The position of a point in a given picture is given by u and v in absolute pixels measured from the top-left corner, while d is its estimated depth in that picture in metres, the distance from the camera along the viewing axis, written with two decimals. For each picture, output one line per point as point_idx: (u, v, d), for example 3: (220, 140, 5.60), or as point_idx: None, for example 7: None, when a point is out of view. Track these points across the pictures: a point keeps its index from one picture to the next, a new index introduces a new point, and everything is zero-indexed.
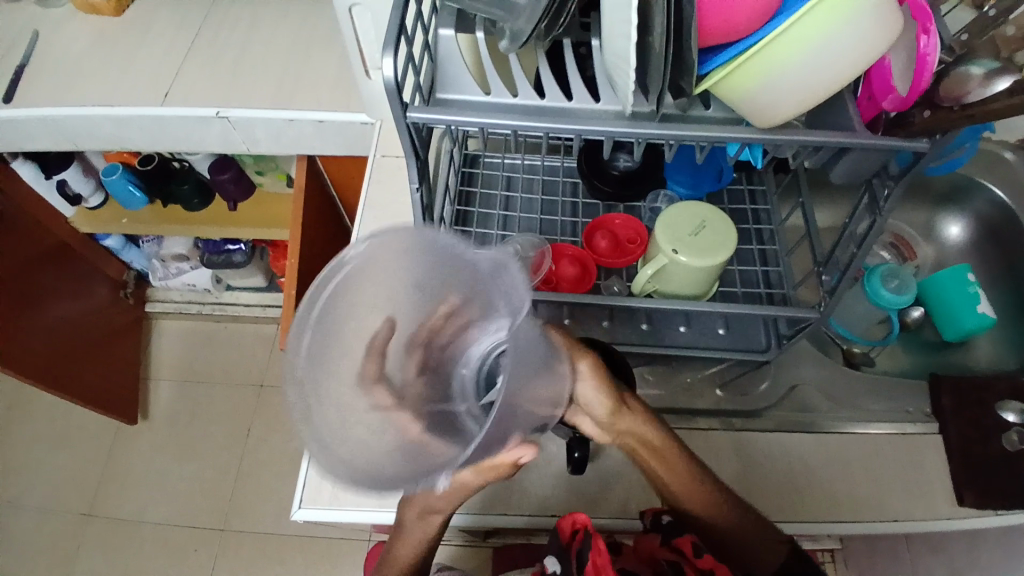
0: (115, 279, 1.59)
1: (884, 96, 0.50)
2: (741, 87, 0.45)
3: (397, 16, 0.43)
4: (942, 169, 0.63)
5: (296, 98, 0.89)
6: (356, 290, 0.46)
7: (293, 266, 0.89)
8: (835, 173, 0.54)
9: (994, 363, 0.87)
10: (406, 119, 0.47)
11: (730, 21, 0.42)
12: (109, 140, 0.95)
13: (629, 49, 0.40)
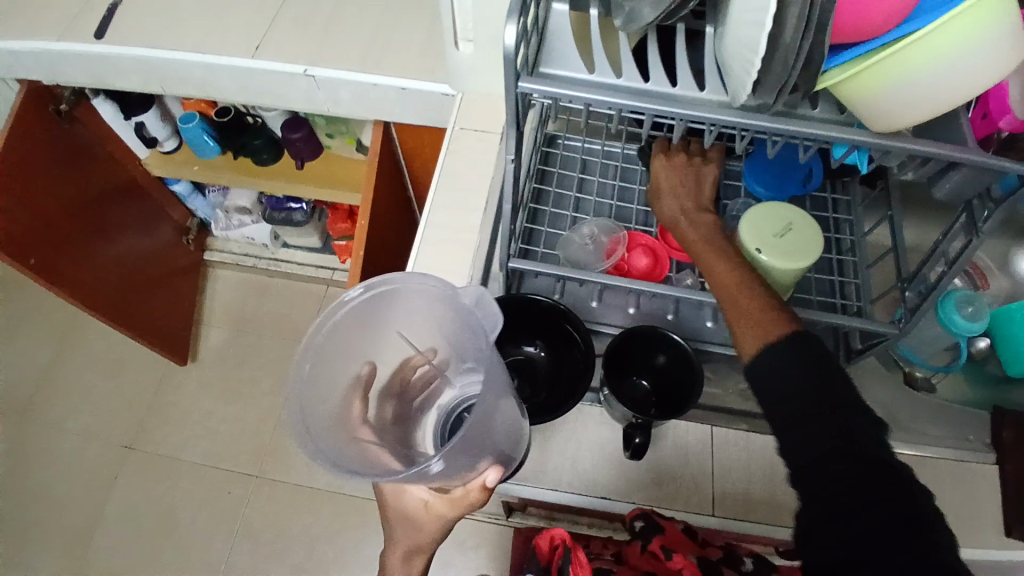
0: (180, 224, 1.65)
1: (1000, 117, 0.49)
2: (860, 88, 0.45)
3: None
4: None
5: (382, 63, 0.91)
6: (352, 329, 0.53)
7: (362, 228, 0.91)
8: (938, 189, 0.52)
9: None
10: (516, 89, 0.47)
11: (863, 22, 0.42)
12: (195, 87, 0.98)
13: (760, 39, 0.40)
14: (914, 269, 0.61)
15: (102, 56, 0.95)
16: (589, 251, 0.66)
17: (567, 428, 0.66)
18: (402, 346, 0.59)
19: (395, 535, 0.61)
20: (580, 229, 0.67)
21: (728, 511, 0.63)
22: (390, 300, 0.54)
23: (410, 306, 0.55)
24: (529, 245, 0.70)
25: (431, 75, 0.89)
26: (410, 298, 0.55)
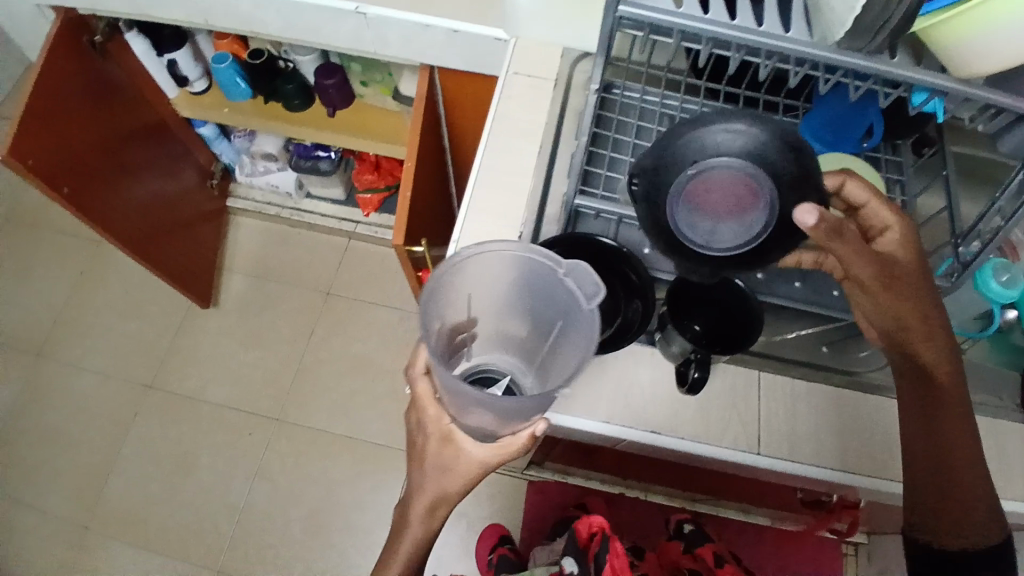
0: (204, 167, 1.64)
1: None
2: (956, 31, 0.46)
3: None
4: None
5: (434, 3, 0.90)
6: (447, 279, 0.53)
7: (410, 170, 0.92)
8: (1005, 142, 0.54)
9: None
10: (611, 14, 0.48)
11: None
12: (240, 20, 0.98)
13: None
14: (968, 225, 0.63)
15: None
16: None
17: (621, 366, 0.68)
18: (458, 308, 0.58)
19: (426, 481, 0.61)
20: None
21: (773, 450, 0.66)
22: (483, 261, 0.55)
23: (493, 272, 0.57)
24: (586, 187, 0.70)
25: (484, 18, 0.88)
26: (496, 267, 0.57)
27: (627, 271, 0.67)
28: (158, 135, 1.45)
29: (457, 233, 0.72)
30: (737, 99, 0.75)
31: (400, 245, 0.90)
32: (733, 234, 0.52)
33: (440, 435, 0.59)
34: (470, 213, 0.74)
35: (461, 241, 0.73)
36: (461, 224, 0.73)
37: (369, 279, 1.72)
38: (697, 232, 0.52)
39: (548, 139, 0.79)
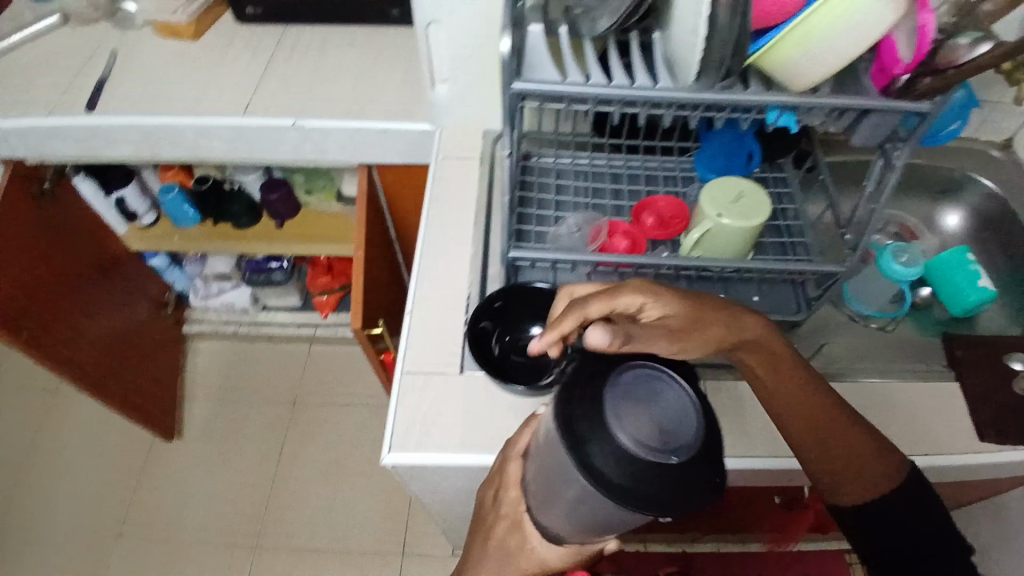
0: (157, 298, 1.66)
1: (893, 66, 0.56)
2: (774, 62, 0.57)
3: (510, 7, 0.54)
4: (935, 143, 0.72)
5: (365, 110, 1.00)
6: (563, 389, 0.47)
7: (360, 259, 0.97)
8: (856, 137, 0.62)
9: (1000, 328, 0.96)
10: (510, 90, 0.57)
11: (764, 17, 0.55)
12: (188, 151, 1.07)
13: (700, 27, 0.54)
14: (849, 215, 0.72)
15: (94, 126, 1.03)
16: (575, 238, 0.76)
17: None
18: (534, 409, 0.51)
19: (485, 565, 0.56)
20: (566, 221, 0.77)
21: (738, 451, 0.71)
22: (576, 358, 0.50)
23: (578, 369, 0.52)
24: (522, 242, 0.78)
25: (409, 116, 0.99)
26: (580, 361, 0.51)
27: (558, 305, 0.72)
28: (112, 271, 1.49)
29: (409, 303, 0.76)
30: (638, 151, 0.86)
31: (360, 330, 0.95)
32: (674, 403, 0.43)
33: (511, 534, 0.57)
34: (420, 284, 0.79)
35: (415, 310, 0.77)
36: (413, 295, 0.78)
37: (336, 381, 1.72)
38: (693, 416, 0.43)
39: (482, 207, 0.87)
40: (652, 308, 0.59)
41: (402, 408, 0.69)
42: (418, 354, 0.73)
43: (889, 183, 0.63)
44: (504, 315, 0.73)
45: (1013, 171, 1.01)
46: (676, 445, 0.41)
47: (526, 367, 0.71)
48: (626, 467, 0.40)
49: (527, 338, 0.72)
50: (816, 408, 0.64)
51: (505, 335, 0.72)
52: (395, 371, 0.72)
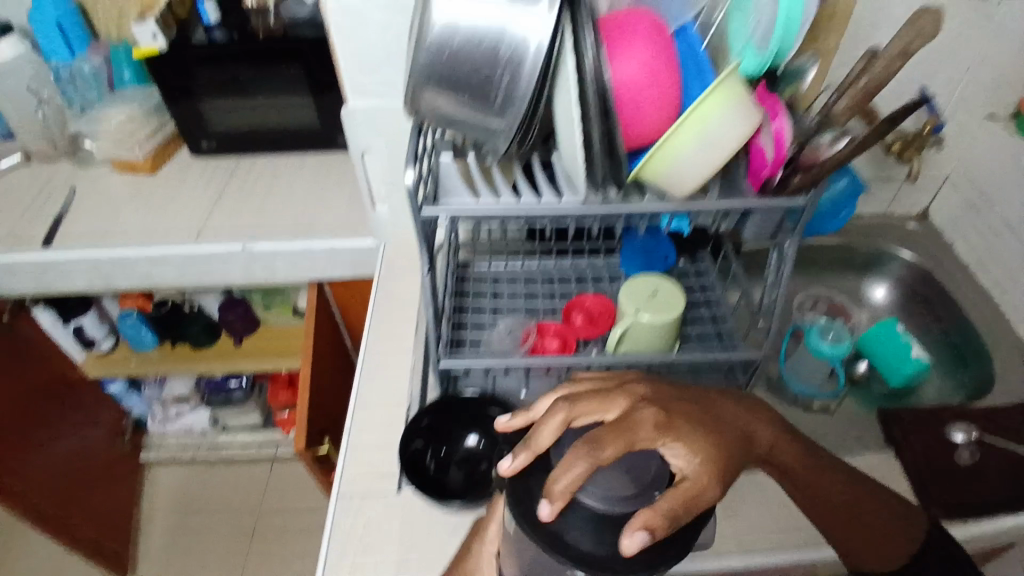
0: (115, 423, 1.62)
1: (762, 167, 0.59)
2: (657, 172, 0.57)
3: (414, 143, 0.60)
4: (828, 230, 0.74)
5: (312, 231, 1.06)
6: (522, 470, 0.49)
7: (305, 378, 0.99)
8: (746, 232, 0.66)
9: (941, 397, 0.97)
10: (420, 214, 0.61)
11: (640, 130, 0.55)
12: (141, 279, 1.10)
13: (577, 147, 0.54)
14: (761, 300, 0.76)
15: (50, 261, 1.07)
16: (507, 342, 0.78)
17: None
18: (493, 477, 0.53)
19: None
20: (498, 325, 0.80)
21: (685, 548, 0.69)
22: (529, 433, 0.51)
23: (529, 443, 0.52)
24: (457, 348, 0.79)
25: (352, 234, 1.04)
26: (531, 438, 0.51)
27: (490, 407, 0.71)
28: (68, 399, 1.46)
29: (349, 419, 0.77)
30: (567, 253, 0.92)
31: (302, 451, 0.95)
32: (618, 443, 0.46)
33: None
34: (360, 398, 0.80)
35: (355, 425, 0.77)
36: (353, 411, 0.79)
37: (298, 499, 1.67)
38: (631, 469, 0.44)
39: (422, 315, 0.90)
40: (676, 446, 0.48)
41: (337, 531, 0.68)
42: (357, 471, 0.73)
43: (783, 271, 0.67)
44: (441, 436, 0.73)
45: (927, 244, 1.07)
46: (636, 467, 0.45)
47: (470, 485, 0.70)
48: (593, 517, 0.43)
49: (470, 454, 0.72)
50: (843, 494, 0.61)
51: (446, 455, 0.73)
52: (331, 491, 0.71)
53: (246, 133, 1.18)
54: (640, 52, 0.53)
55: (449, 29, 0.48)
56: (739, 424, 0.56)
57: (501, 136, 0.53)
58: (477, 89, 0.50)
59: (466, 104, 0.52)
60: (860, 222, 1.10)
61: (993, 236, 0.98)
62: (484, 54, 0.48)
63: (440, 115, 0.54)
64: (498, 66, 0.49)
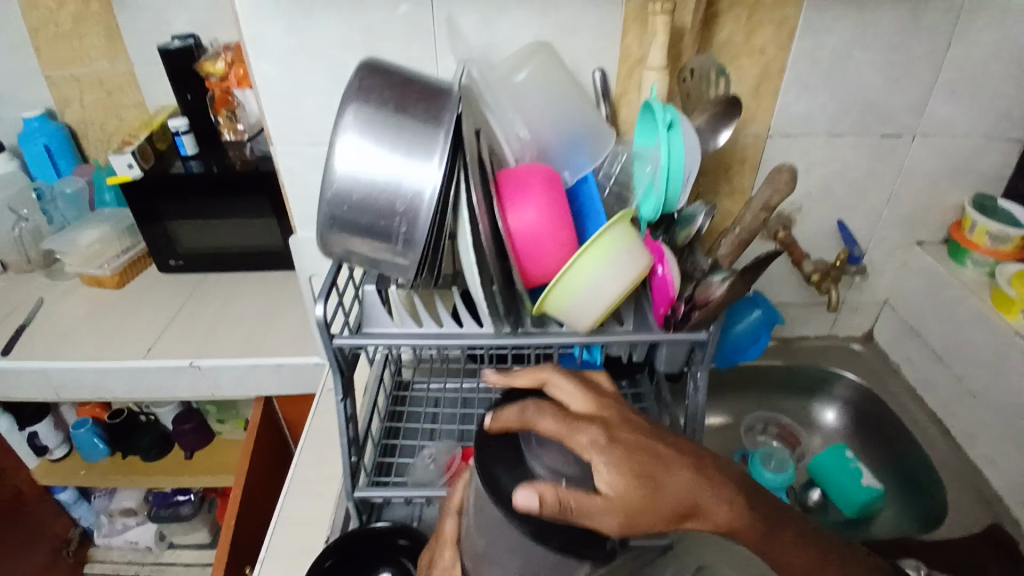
0: (60, 537, 1.53)
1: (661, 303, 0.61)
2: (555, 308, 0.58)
3: (331, 278, 0.62)
4: (742, 359, 0.75)
5: (262, 348, 1.08)
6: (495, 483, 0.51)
7: (233, 500, 0.98)
8: (659, 362, 0.66)
9: (897, 529, 0.92)
10: (332, 345, 0.62)
11: (538, 266, 0.58)
12: (87, 391, 1.09)
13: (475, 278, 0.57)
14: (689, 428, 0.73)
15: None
16: (431, 470, 0.75)
17: None
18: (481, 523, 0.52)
19: None
20: (423, 451, 0.78)
21: None
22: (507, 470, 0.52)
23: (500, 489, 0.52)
24: (382, 477, 0.77)
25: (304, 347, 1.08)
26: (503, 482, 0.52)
27: (400, 541, 0.67)
28: (16, 510, 1.38)
29: (262, 552, 0.74)
30: (508, 374, 0.92)
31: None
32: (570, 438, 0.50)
33: None
34: (278, 529, 0.77)
35: (267, 559, 0.74)
36: (267, 543, 0.75)
37: None
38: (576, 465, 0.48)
39: None
40: (604, 468, 0.44)
41: None
42: None
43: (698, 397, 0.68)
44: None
45: (872, 365, 1.05)
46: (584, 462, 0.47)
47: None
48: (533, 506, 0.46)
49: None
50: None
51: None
52: None
53: (213, 251, 1.24)
54: (532, 202, 0.57)
55: (349, 179, 0.52)
56: (695, 485, 0.47)
57: (406, 271, 0.55)
58: (380, 230, 0.53)
59: (371, 244, 0.55)
60: (803, 345, 1.08)
61: (933, 358, 0.96)
62: (382, 200, 0.52)
63: (350, 255, 0.57)
64: (396, 210, 0.52)
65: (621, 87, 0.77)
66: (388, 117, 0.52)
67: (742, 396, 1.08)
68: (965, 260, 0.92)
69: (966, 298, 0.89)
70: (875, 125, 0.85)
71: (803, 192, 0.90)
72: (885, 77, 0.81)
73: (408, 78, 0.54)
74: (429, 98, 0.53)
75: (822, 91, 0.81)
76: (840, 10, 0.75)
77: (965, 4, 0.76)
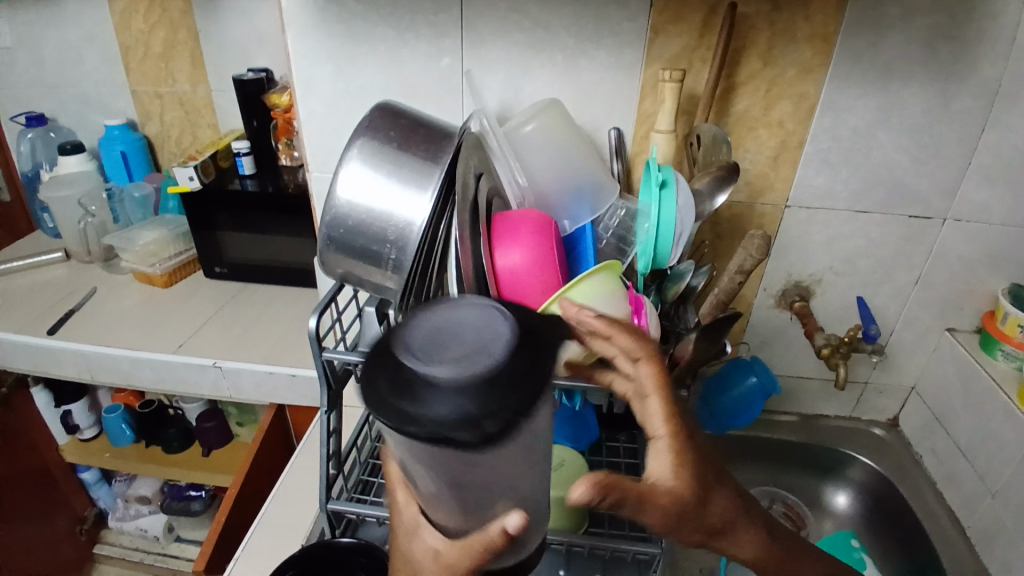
0: (77, 514, 1.62)
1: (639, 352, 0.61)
2: None
3: (332, 293, 0.66)
4: (736, 424, 0.72)
5: (281, 358, 1.14)
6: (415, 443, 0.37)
7: (227, 501, 1.05)
8: None
9: None
10: (323, 357, 0.65)
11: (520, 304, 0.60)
12: (120, 377, 1.17)
13: None
14: None
15: (45, 347, 1.15)
16: None
17: None
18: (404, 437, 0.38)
19: None
20: None
21: None
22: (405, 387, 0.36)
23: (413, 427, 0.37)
24: (361, 494, 0.77)
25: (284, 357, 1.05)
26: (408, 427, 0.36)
27: (360, 559, 0.67)
28: (41, 482, 1.47)
29: (238, 550, 0.76)
30: None
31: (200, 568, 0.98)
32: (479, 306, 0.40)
33: None
34: (258, 530, 0.80)
35: (242, 559, 0.76)
36: (245, 543, 0.78)
37: None
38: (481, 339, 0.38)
39: None
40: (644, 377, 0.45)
41: None
42: None
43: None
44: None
45: (895, 455, 0.98)
46: (499, 342, 0.36)
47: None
48: (452, 405, 0.34)
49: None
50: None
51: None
52: None
53: (254, 263, 1.32)
54: (520, 245, 0.59)
55: (347, 207, 0.56)
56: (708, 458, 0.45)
57: (394, 293, 0.58)
58: (372, 256, 0.57)
59: (364, 267, 0.58)
60: (822, 423, 1.03)
61: (957, 453, 0.89)
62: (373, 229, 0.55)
63: (345, 276, 0.60)
64: (387, 238, 0.56)
65: (636, 147, 0.81)
66: (390, 154, 0.56)
67: (750, 468, 1.03)
68: (996, 352, 0.87)
69: (994, 394, 0.83)
70: (902, 205, 0.83)
71: (823, 264, 0.88)
72: (912, 157, 0.79)
73: (414, 122, 0.58)
74: (430, 143, 0.57)
75: (843, 166, 0.80)
76: (862, 89, 0.75)
77: (999, 90, 0.74)
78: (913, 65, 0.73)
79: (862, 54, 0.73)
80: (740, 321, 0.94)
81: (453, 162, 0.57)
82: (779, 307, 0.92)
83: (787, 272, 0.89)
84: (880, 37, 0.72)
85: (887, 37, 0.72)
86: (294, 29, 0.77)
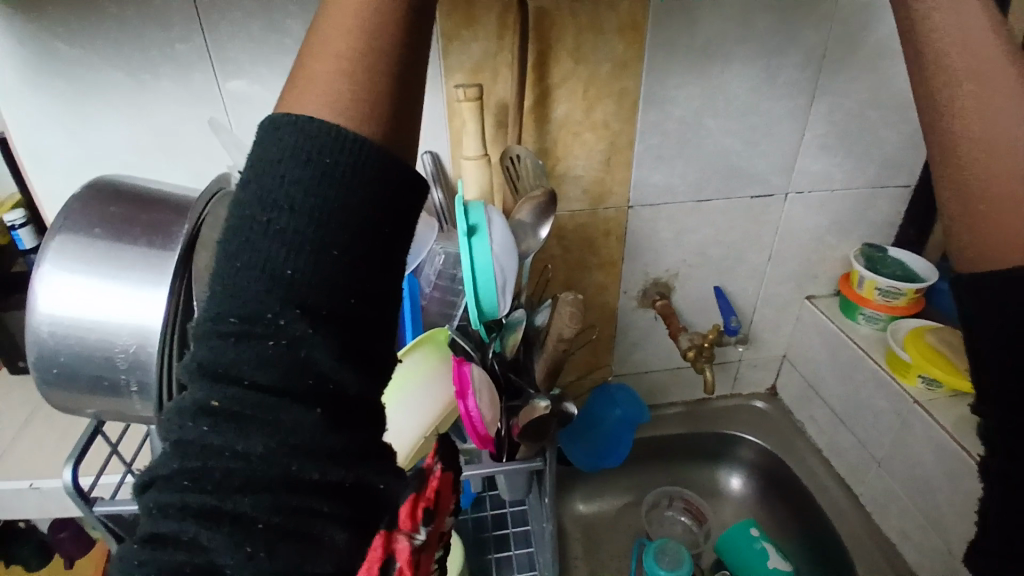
0: None
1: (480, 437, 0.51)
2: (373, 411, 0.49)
3: (86, 434, 0.56)
4: (608, 462, 0.69)
5: None
6: None
7: None
8: (502, 486, 0.61)
9: None
10: (91, 512, 0.56)
11: None
12: None
13: None
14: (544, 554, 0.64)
15: None
16: None
17: None
18: None
19: None
20: None
21: None
22: None
23: None
24: None
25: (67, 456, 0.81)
26: None
27: None
28: None
29: None
30: None
31: None
32: None
33: None
34: None
35: None
36: None
37: None
38: None
39: None
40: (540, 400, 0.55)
41: None
42: None
43: (545, 528, 0.62)
44: (166, 411, 0.27)
45: (777, 427, 0.99)
46: None
47: (279, 442, 0.26)
48: None
49: (269, 517, 0.26)
50: None
51: (191, 426, 0.26)
52: None
53: None
54: None
55: (53, 333, 0.44)
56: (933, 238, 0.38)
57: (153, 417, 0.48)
58: (105, 388, 0.46)
59: (104, 401, 0.47)
60: (707, 407, 1.02)
61: (836, 419, 0.90)
62: (97, 358, 0.44)
63: (98, 413, 0.49)
64: (117, 367, 0.45)
65: (455, 170, 0.72)
66: (99, 258, 0.44)
67: (646, 469, 0.99)
68: (856, 315, 0.87)
69: (860, 355, 0.84)
70: (742, 188, 0.80)
71: (677, 259, 0.84)
72: (743, 139, 0.76)
73: (132, 207, 0.46)
74: (152, 229, 0.45)
75: (677, 159, 0.76)
76: (682, 76, 0.70)
77: (825, 55, 0.71)
78: (729, 42, 0.69)
79: (676, 39, 0.67)
80: (606, 330, 0.89)
81: (193, 245, 0.46)
82: (641, 307, 0.88)
83: (644, 271, 0.85)
84: (691, 18, 0.66)
85: (700, 17, 0.67)
86: (1, 94, 0.60)
